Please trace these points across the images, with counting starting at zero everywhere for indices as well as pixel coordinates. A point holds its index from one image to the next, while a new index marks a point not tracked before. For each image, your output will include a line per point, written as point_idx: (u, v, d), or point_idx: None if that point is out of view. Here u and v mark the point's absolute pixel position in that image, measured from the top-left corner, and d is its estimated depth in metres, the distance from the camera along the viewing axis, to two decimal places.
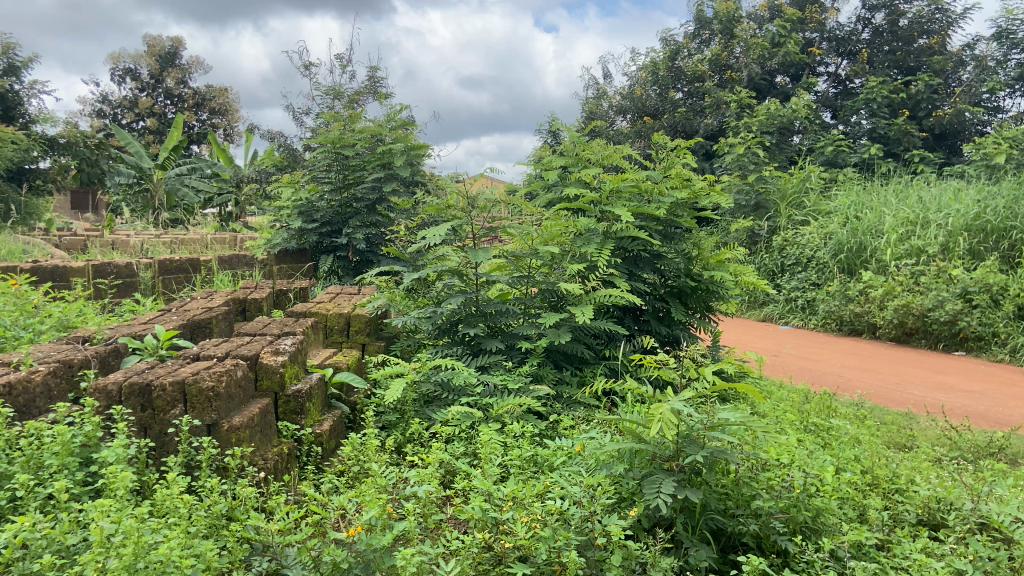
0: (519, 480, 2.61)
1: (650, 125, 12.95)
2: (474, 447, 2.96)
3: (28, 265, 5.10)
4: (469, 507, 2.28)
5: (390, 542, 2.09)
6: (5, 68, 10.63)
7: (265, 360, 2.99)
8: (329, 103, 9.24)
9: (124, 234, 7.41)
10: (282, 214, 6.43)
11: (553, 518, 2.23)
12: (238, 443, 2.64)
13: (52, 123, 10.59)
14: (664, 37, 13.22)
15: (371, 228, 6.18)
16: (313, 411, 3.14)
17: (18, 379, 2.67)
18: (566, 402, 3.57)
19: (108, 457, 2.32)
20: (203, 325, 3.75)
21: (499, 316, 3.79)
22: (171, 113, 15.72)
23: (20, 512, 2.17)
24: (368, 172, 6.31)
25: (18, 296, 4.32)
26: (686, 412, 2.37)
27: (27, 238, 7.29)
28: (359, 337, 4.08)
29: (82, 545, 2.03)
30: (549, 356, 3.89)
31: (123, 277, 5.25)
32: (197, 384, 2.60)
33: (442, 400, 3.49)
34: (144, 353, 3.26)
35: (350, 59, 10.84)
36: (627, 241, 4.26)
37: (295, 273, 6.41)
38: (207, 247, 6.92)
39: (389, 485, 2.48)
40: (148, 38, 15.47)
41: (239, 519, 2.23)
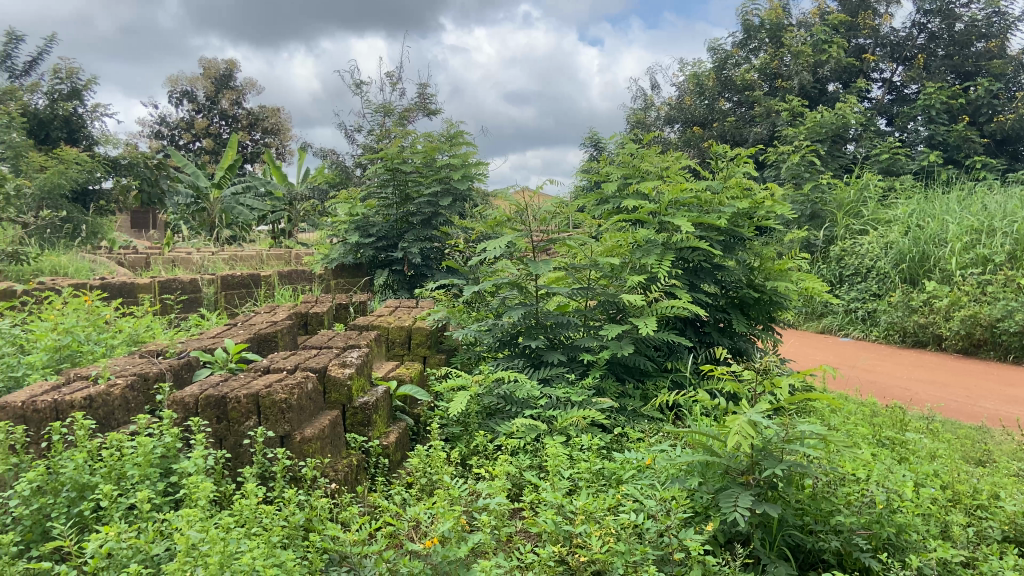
0: (589, 493, 2.58)
1: (699, 135, 12.86)
2: (541, 460, 2.95)
3: (97, 282, 5.27)
4: (541, 519, 2.28)
5: (465, 554, 2.11)
6: (69, 92, 11.00)
7: (333, 373, 3.03)
8: (381, 120, 9.39)
9: (185, 252, 7.58)
10: (338, 228, 6.56)
11: (627, 532, 2.22)
12: (310, 454, 2.67)
13: (114, 145, 10.92)
14: (712, 46, 13.13)
15: (427, 242, 6.26)
16: (380, 424, 3.16)
17: (98, 392, 2.76)
18: (630, 414, 3.54)
19: (187, 468, 2.37)
20: (269, 338, 3.81)
21: (559, 328, 3.79)
22: (225, 134, 16.13)
23: (105, 522, 2.24)
24: (423, 186, 6.38)
25: (91, 311, 4.47)
26: (764, 424, 2.32)
27: (94, 256, 7.52)
28: (420, 349, 4.14)
29: (165, 555, 2.07)
30: (610, 369, 3.86)
31: (187, 292, 5.43)
32: (270, 396, 2.65)
33: (505, 413, 3.49)
34: (215, 366, 3.33)
35: (400, 77, 11.06)
36: (688, 252, 4.23)
37: (352, 288, 6.53)
38: (264, 263, 7.06)
39: (461, 497, 2.48)
40: (204, 60, 15.87)
41: (316, 529, 2.25)
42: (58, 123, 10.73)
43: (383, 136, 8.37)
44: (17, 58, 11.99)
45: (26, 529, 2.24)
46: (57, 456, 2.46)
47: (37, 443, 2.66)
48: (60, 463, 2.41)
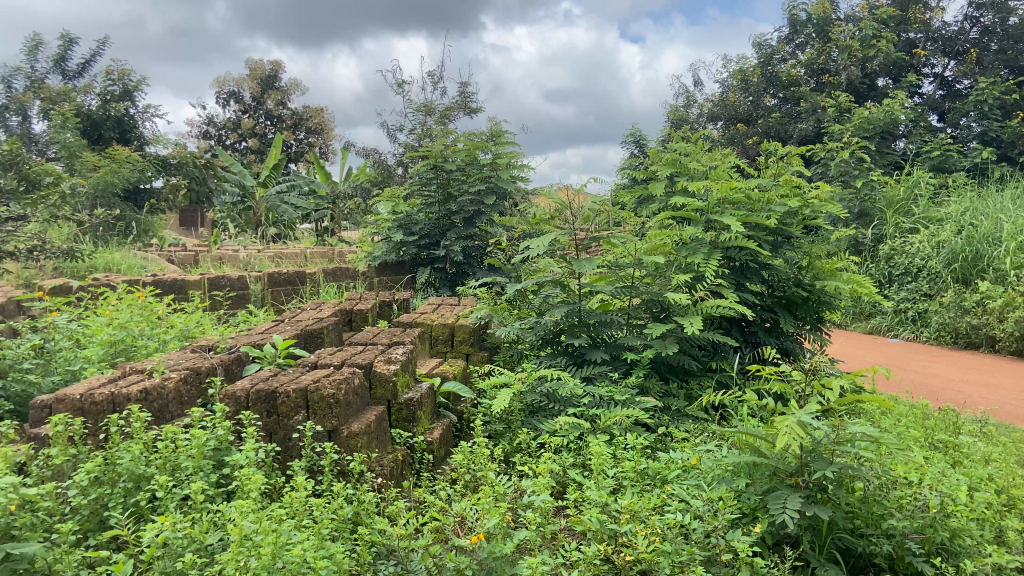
0: (634, 493, 2.57)
1: (743, 132, 12.67)
2: (585, 458, 2.95)
3: (150, 278, 5.41)
4: (586, 518, 2.28)
5: (511, 551, 2.12)
6: (121, 93, 11.28)
7: (379, 369, 3.07)
8: (423, 119, 9.46)
9: (232, 249, 7.74)
10: (381, 226, 6.64)
11: (673, 532, 2.21)
12: (358, 449, 2.71)
13: (163, 145, 11.19)
14: (757, 42, 12.94)
15: (469, 241, 6.30)
16: (424, 420, 3.19)
17: (153, 385, 2.84)
18: (674, 414, 3.52)
19: (239, 460, 2.42)
20: (315, 335, 3.87)
21: (602, 327, 3.78)
22: (270, 134, 16.42)
23: (161, 512, 2.30)
24: (466, 185, 6.41)
25: (144, 307, 4.60)
26: (814, 425, 2.28)
27: (145, 253, 7.72)
28: (463, 347, 4.17)
29: (219, 546, 2.12)
30: (654, 368, 3.84)
31: (236, 289, 5.57)
32: (319, 391, 2.70)
33: (548, 411, 3.49)
34: (264, 361, 3.39)
35: (442, 76, 11.13)
36: (735, 251, 4.18)
37: (394, 285, 6.59)
38: (308, 261, 7.18)
39: (507, 494, 2.50)
40: (250, 61, 16.15)
41: (365, 523, 2.29)
42: (110, 124, 11.03)
43: (425, 135, 8.43)
44: (72, 61, 12.35)
45: (84, 518, 2.31)
46: (114, 448, 2.54)
47: (95, 434, 2.75)
48: (117, 454, 2.48)
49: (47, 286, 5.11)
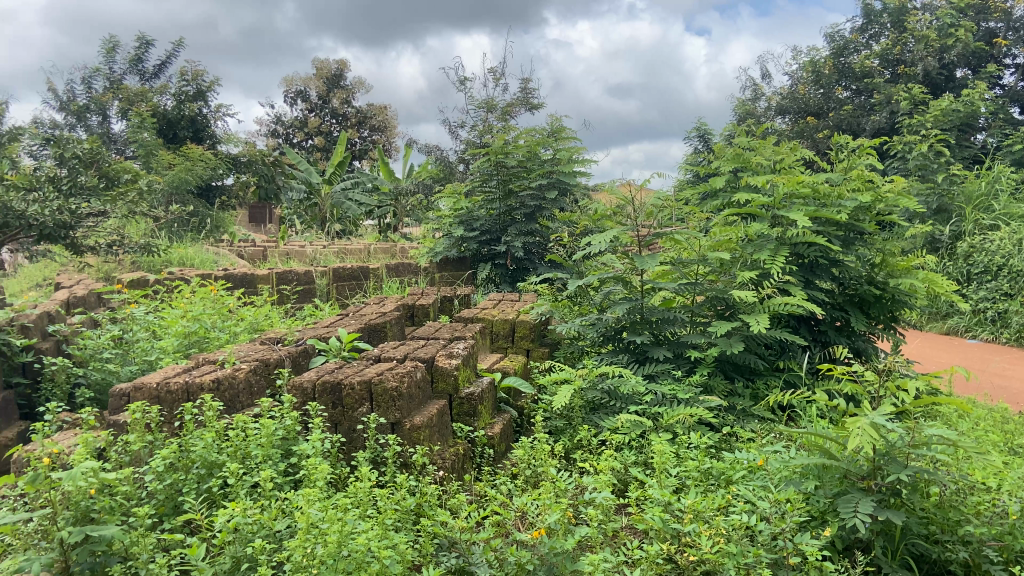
0: (697, 492, 2.53)
1: (813, 125, 12.27)
2: (647, 456, 2.92)
3: (221, 272, 5.60)
4: (648, 517, 2.26)
5: (572, 547, 2.11)
6: (194, 93, 11.65)
7: (440, 363, 3.10)
8: (485, 115, 9.51)
9: (298, 245, 7.92)
10: (443, 222, 6.71)
11: (739, 533, 2.17)
12: (420, 442, 2.74)
13: (234, 143, 11.52)
14: (829, 33, 12.55)
15: (529, 237, 6.32)
16: (485, 414, 3.21)
17: (225, 375, 2.93)
18: (740, 414, 3.45)
19: (307, 450, 2.49)
20: (378, 329, 3.93)
21: (664, 324, 3.73)
22: (336, 131, 16.75)
23: (232, 498, 2.37)
24: (527, 180, 6.40)
25: (216, 300, 4.75)
26: (887, 427, 2.20)
27: (217, 248, 7.94)
28: (524, 342, 4.18)
29: (287, 532, 2.17)
30: (719, 366, 3.78)
31: (302, 283, 5.72)
32: (382, 384, 2.74)
33: (610, 408, 3.46)
34: (329, 354, 3.46)
35: (504, 72, 11.18)
36: (803, 247, 4.08)
37: (456, 281, 6.64)
38: (372, 256, 7.30)
39: (568, 491, 2.48)
40: (317, 61, 16.50)
41: (427, 515, 2.32)
42: (184, 123, 11.43)
43: (486, 131, 8.47)
44: (148, 63, 12.83)
45: (160, 502, 2.40)
46: (188, 435, 2.63)
47: (170, 421, 2.86)
48: (191, 441, 2.57)
49: (125, 279, 5.32)
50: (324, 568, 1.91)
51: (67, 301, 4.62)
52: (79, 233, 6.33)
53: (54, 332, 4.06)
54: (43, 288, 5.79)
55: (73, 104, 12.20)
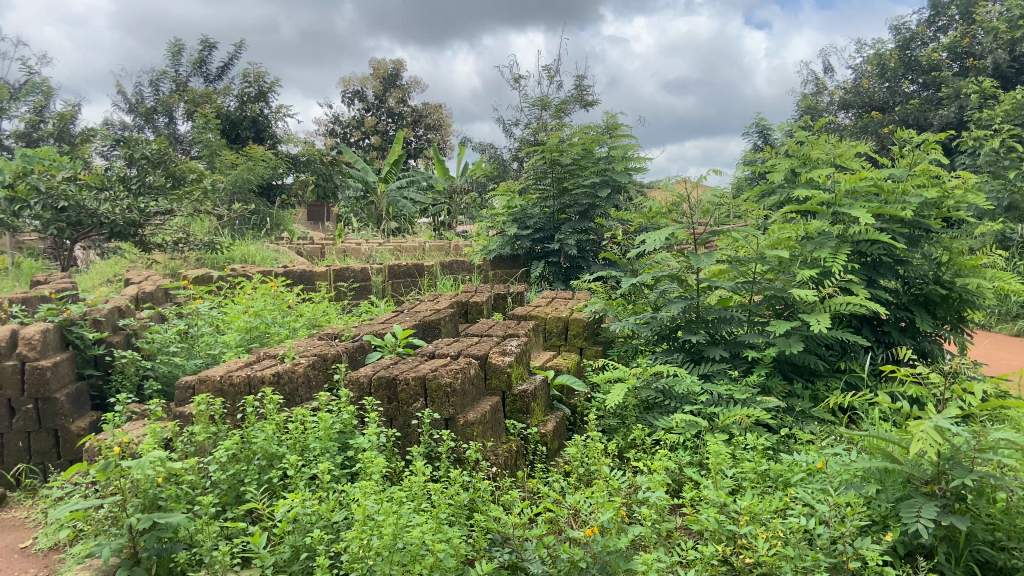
0: (753, 494, 2.49)
1: (878, 119, 11.85)
2: (702, 457, 2.89)
3: (281, 269, 5.75)
4: (703, 517, 2.23)
5: (625, 546, 2.10)
6: (256, 95, 11.93)
7: (493, 359, 3.12)
8: (539, 113, 9.52)
9: (355, 242, 8.05)
10: (497, 220, 6.77)
11: (797, 536, 2.12)
12: (473, 438, 2.76)
13: (293, 143, 11.77)
14: (894, 25, 12.16)
15: (583, 235, 6.31)
16: (538, 412, 3.22)
17: (284, 369, 3.01)
18: (799, 415, 3.38)
19: (364, 444, 2.53)
20: (433, 325, 3.98)
21: (721, 323, 3.67)
22: (392, 131, 16.97)
23: (292, 489, 2.43)
24: (581, 178, 6.37)
25: (276, 296, 4.87)
26: (952, 431, 2.13)
27: (277, 246, 8.13)
28: (577, 340, 4.18)
29: (344, 523, 2.21)
30: (777, 366, 3.71)
31: (358, 280, 5.85)
32: (436, 379, 2.77)
33: (664, 408, 3.43)
34: (385, 350, 3.52)
35: (559, 70, 11.16)
36: (866, 245, 3.98)
37: (508, 279, 6.70)
38: (426, 254, 7.39)
39: (621, 489, 2.47)
40: (374, 61, 16.73)
41: (480, 510, 2.34)
42: (246, 124, 11.74)
43: (541, 129, 8.48)
44: (212, 65, 13.20)
45: (223, 492, 2.48)
46: (250, 427, 2.71)
47: (233, 414, 2.95)
48: (253, 433, 2.65)
49: (190, 275, 5.50)
50: (380, 560, 1.95)
51: (136, 296, 4.80)
52: (147, 231, 6.57)
53: (124, 326, 4.23)
54: (114, 284, 6.03)
55: (142, 107, 12.65)
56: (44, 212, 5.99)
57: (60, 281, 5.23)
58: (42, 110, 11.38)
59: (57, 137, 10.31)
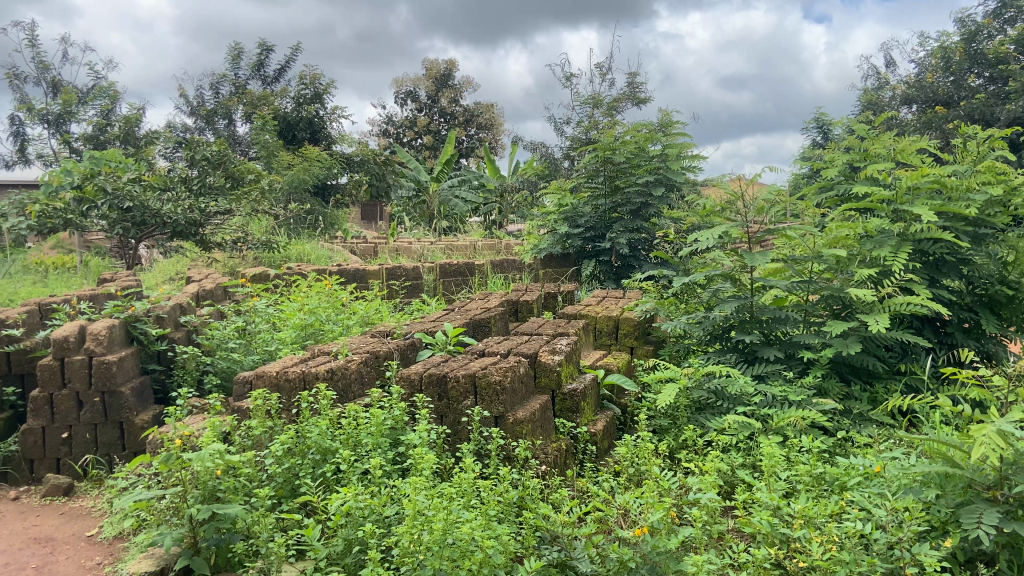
0: (808, 498, 2.44)
1: (942, 114, 11.43)
2: (755, 459, 2.84)
3: (335, 268, 5.86)
4: (755, 520, 2.19)
5: (676, 547, 2.08)
6: (312, 96, 12.14)
7: (543, 358, 3.13)
8: (591, 111, 9.47)
9: (407, 241, 8.15)
10: (547, 219, 6.78)
11: (852, 541, 2.07)
12: (523, 436, 2.77)
13: (347, 144, 11.96)
14: (959, 17, 11.76)
15: (635, 233, 6.26)
16: (588, 411, 3.21)
17: (338, 365, 3.07)
18: (856, 418, 3.30)
19: (414, 440, 2.56)
20: (483, 323, 4.00)
21: (776, 322, 3.60)
22: (444, 130, 17.11)
23: (345, 483, 2.48)
24: (634, 177, 6.32)
25: (331, 294, 4.96)
26: (1017, 435, 2.06)
27: (332, 245, 8.27)
28: (628, 340, 4.16)
29: (396, 518, 2.25)
30: (833, 368, 3.63)
31: (410, 279, 5.94)
32: (486, 377, 2.79)
33: (716, 409, 3.38)
34: (436, 348, 3.55)
35: (610, 67, 11.10)
36: (928, 243, 3.86)
37: (559, 277, 6.67)
38: (477, 252, 7.44)
39: (671, 490, 2.45)
40: (426, 62, 16.89)
41: (529, 507, 2.34)
42: (302, 125, 11.98)
43: (592, 128, 8.44)
44: (269, 68, 13.51)
45: (279, 485, 2.55)
46: (304, 422, 2.77)
47: (289, 409, 3.03)
48: (307, 428, 2.71)
49: (248, 274, 5.64)
50: (430, 555, 1.98)
51: (197, 293, 4.95)
52: (208, 231, 6.77)
53: (185, 322, 4.37)
54: (176, 282, 6.23)
55: (203, 109, 13.02)
56: (111, 212, 6.25)
57: (126, 278, 5.43)
58: (109, 114, 11.82)
59: (123, 139, 10.69)
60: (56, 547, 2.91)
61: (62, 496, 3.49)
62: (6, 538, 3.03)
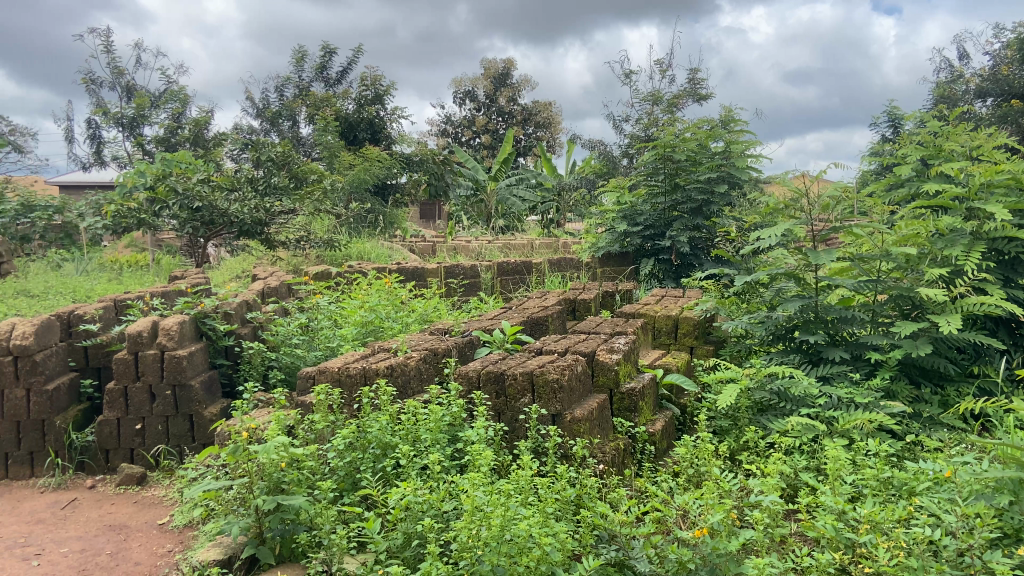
0: (874, 502, 2.37)
1: (1019, 107, 10.92)
2: (819, 462, 2.78)
3: (395, 266, 5.95)
4: (819, 523, 2.14)
5: (736, 549, 2.05)
6: (373, 97, 12.34)
7: (601, 357, 3.12)
8: (650, 108, 9.38)
9: (465, 240, 8.21)
10: (606, 217, 6.74)
11: (920, 547, 2.02)
12: (580, 434, 2.76)
13: (407, 143, 12.11)
14: None
15: (694, 232, 6.18)
16: (646, 411, 3.18)
17: (397, 362, 3.12)
18: (926, 422, 3.19)
19: (472, 437, 2.59)
20: (541, 322, 4.01)
21: (841, 323, 3.51)
22: (502, 129, 17.17)
23: (404, 478, 2.52)
24: (694, 174, 6.22)
25: (391, 292, 5.04)
26: None
27: (391, 243, 8.39)
28: (687, 339, 4.11)
29: (454, 514, 2.27)
30: (902, 370, 3.51)
31: (468, 277, 5.99)
32: (544, 375, 2.80)
33: (779, 410, 3.31)
34: (493, 346, 3.58)
35: (670, 64, 10.97)
36: (1003, 242, 3.73)
37: (617, 276, 6.71)
38: (534, 251, 7.45)
39: (731, 491, 2.41)
40: (485, 61, 16.97)
41: (587, 506, 2.34)
42: (363, 126, 12.19)
43: (652, 125, 8.35)
44: (332, 70, 13.79)
45: (341, 478, 2.61)
46: (365, 417, 2.83)
47: (350, 404, 3.09)
48: (368, 423, 2.77)
49: (311, 272, 5.78)
50: (488, 550, 1.99)
51: (262, 290, 5.09)
52: (272, 230, 6.97)
53: (252, 319, 4.51)
54: (242, 279, 6.42)
55: (268, 112, 13.38)
56: (182, 211, 6.50)
57: (195, 276, 5.62)
58: (179, 117, 12.25)
59: (193, 141, 11.07)
60: (129, 534, 3.04)
61: (135, 485, 3.64)
62: (84, 525, 3.18)
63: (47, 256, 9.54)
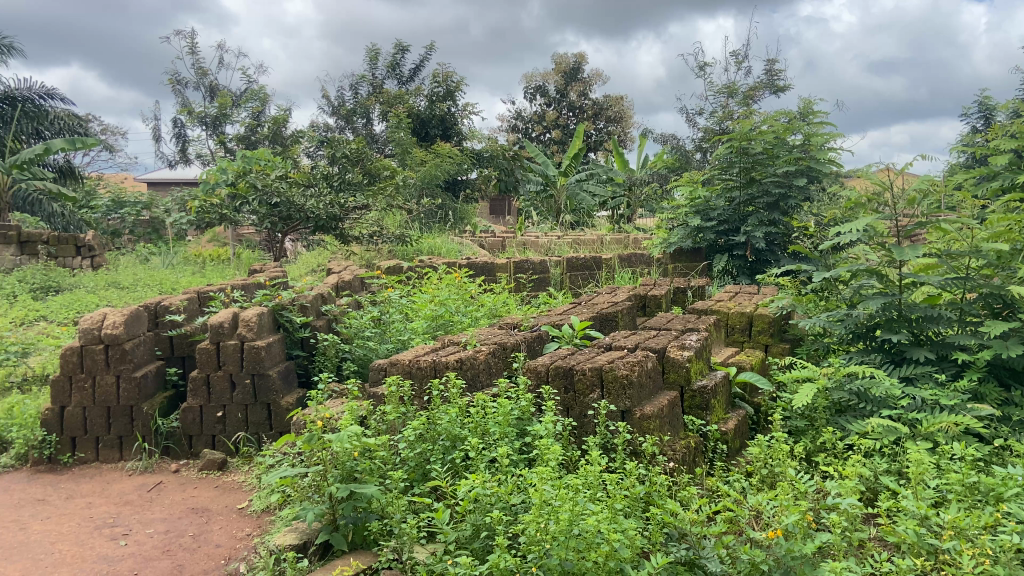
0: (961, 508, 2.27)
1: None
2: (900, 465, 2.67)
3: (465, 261, 5.98)
4: (900, 528, 2.06)
5: (811, 552, 1.99)
6: (444, 94, 12.44)
7: (672, 354, 3.07)
8: (725, 101, 9.15)
9: (534, 235, 8.21)
10: (678, 212, 6.64)
11: (1010, 557, 1.92)
12: (650, 431, 2.73)
13: (478, 139, 12.18)
14: None
15: (771, 227, 6.02)
16: (718, 409, 3.12)
17: (467, 356, 3.15)
18: (1017, 426, 3.02)
19: (540, 431, 2.58)
20: (610, 318, 3.98)
21: (926, 321, 3.35)
22: (572, 124, 17.09)
23: (473, 470, 2.55)
24: (771, 167, 6.05)
25: (461, 287, 5.09)
26: None
27: (461, 238, 8.47)
28: (762, 337, 4.01)
29: (522, 507, 2.28)
30: (992, 372, 3.34)
31: (537, 272, 5.99)
32: (613, 371, 2.77)
33: (858, 411, 3.19)
34: (562, 341, 3.57)
35: (746, 55, 10.69)
36: None
37: (689, 272, 6.59)
38: (604, 246, 7.41)
39: (807, 493, 2.34)
40: (556, 56, 16.90)
41: (656, 504, 2.32)
42: (435, 122, 12.34)
43: (726, 118, 8.17)
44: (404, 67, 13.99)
45: (411, 469, 2.65)
46: (436, 409, 2.87)
47: (421, 396, 3.14)
48: (438, 415, 2.81)
49: (384, 266, 5.89)
50: (556, 544, 1.99)
51: (337, 284, 5.22)
52: (347, 225, 7.14)
53: (326, 312, 4.63)
54: (317, 273, 6.59)
55: (343, 110, 13.70)
56: (261, 207, 6.74)
57: (273, 270, 5.80)
58: (259, 115, 12.64)
59: (272, 139, 11.44)
60: (211, 517, 3.16)
61: (216, 470, 3.80)
62: (168, 507, 3.33)
63: (137, 249, 10.05)
